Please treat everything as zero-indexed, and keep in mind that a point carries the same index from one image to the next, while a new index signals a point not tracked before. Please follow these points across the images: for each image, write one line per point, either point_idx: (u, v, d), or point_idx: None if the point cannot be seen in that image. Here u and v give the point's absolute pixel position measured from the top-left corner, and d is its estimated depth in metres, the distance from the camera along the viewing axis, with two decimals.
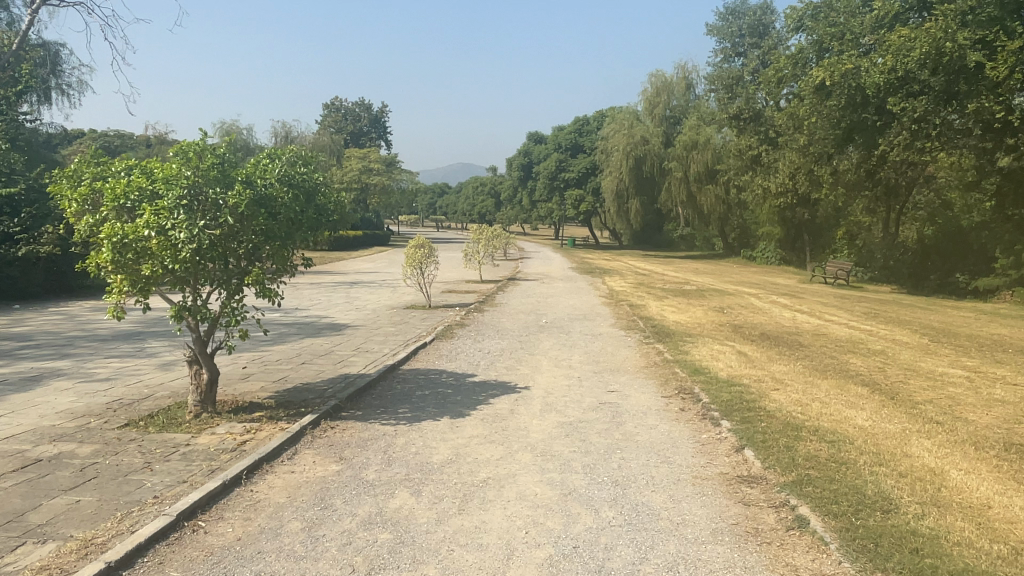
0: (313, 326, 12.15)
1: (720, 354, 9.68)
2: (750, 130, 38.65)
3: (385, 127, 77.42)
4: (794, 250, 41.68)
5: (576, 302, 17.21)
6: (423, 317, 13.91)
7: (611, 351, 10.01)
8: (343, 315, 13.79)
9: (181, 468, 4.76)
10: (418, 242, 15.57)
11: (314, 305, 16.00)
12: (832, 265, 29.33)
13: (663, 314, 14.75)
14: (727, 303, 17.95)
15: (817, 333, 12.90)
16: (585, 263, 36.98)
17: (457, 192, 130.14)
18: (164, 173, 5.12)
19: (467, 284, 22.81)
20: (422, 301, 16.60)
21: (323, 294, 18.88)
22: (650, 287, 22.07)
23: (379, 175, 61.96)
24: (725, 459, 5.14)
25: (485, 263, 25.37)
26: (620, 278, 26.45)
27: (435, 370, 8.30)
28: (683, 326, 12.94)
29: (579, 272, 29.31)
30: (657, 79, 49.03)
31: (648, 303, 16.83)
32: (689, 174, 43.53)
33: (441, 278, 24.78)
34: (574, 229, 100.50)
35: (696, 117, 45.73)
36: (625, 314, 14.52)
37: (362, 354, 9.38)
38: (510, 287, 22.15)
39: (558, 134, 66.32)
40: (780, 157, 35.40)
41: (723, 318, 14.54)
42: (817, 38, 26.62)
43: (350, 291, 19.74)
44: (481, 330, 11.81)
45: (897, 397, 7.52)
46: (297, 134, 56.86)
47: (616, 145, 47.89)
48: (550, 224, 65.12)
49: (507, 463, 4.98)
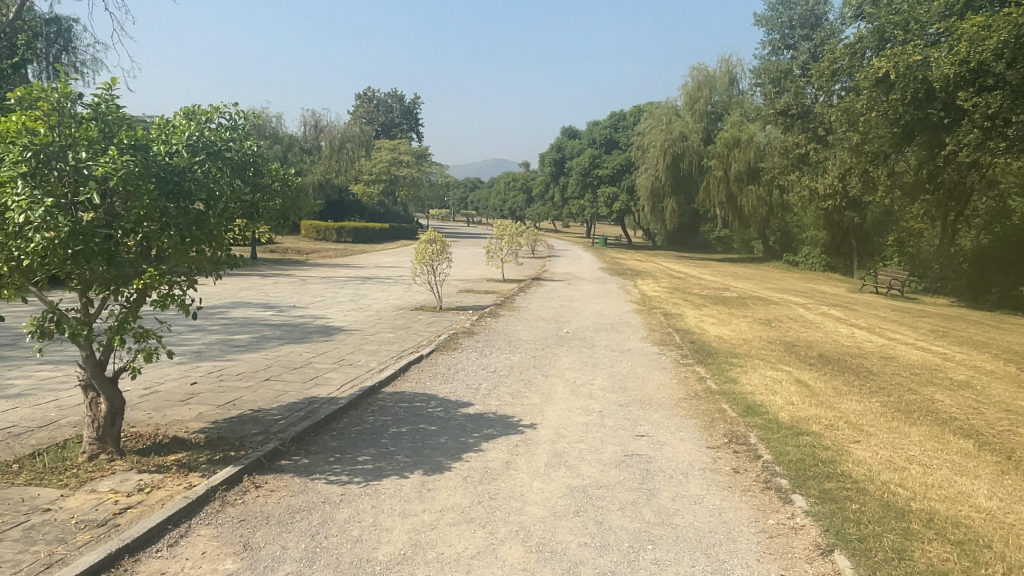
0: (301, 328, 10.71)
1: (776, 384, 7.96)
2: (797, 128, 36.45)
3: (418, 119, 76.41)
4: (839, 256, 39.33)
5: (605, 308, 15.54)
6: (431, 321, 12.40)
7: (642, 374, 8.33)
8: (340, 316, 12.35)
9: (7, 559, 3.25)
10: (427, 236, 14.02)
11: (315, 302, 14.59)
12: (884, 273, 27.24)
13: (702, 326, 13.02)
14: (773, 315, 16.11)
15: (885, 358, 11.06)
16: (617, 264, 35.26)
17: (490, 187, 129.22)
18: (3, 127, 3.59)
19: (487, 284, 21.29)
20: (434, 301, 15.09)
21: (330, 289, 17.53)
22: (686, 293, 20.32)
23: (409, 167, 60.94)
24: (806, 571, 3.49)
25: (510, 261, 23.83)
26: (654, 281, 24.72)
27: (423, 395, 6.73)
28: (727, 343, 11.21)
29: (610, 274, 27.64)
30: (699, 72, 46.76)
31: (685, 312, 15.09)
32: (729, 174, 41.41)
33: (462, 275, 23.32)
34: (608, 228, 98.36)
35: (739, 113, 43.57)
36: (660, 325, 12.80)
37: (344, 368, 7.88)
38: (534, 287, 20.58)
39: (593, 129, 64.50)
40: (831, 156, 33.16)
41: (771, 334, 12.74)
42: (878, 26, 24.41)
43: (361, 287, 18.35)
44: (491, 341, 10.24)
45: (1016, 458, 5.76)
46: (328, 123, 56.15)
47: (653, 141, 45.94)
48: (583, 221, 63.49)
49: (486, 567, 3.39)
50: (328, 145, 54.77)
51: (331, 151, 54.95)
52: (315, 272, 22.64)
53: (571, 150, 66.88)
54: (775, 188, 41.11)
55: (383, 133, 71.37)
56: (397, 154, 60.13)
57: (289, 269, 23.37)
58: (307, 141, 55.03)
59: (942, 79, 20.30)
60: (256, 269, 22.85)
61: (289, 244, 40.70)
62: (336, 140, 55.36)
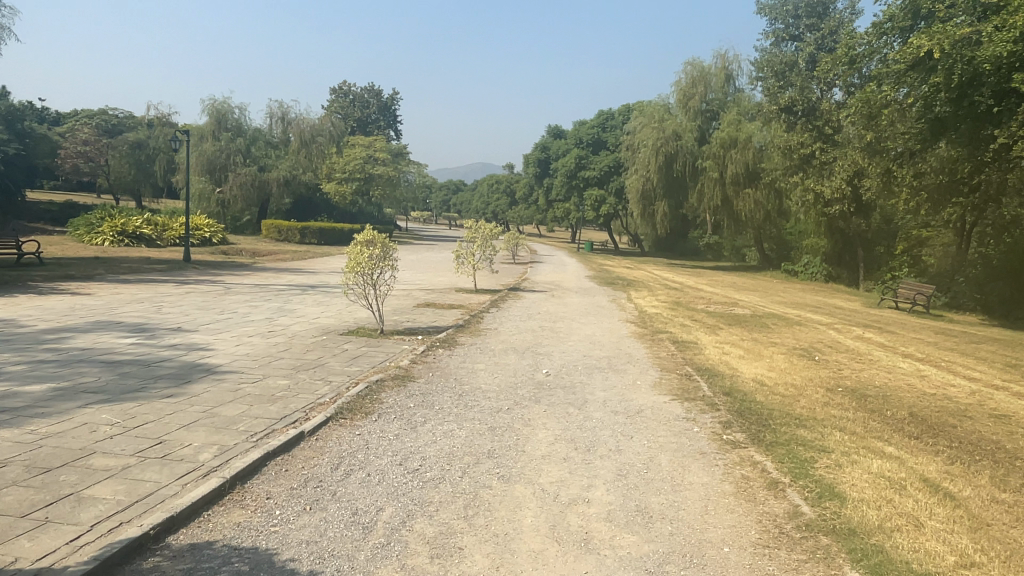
0: (148, 371, 7.14)
1: (905, 497, 4.60)
2: (801, 126, 33.46)
3: (395, 116, 72.88)
4: (842, 265, 36.31)
5: (596, 332, 12.10)
6: (359, 353, 8.89)
7: (673, 473, 4.89)
8: (229, 348, 8.78)
9: None
10: (364, 236, 10.42)
11: (214, 321, 10.96)
12: (903, 286, 24.29)
13: (729, 362, 9.61)
14: (807, 342, 12.75)
15: (1000, 419, 7.72)
16: (607, 270, 32.08)
17: (473, 190, 125.96)
18: None
19: (452, 296, 17.76)
20: (373, 321, 11.53)
21: (252, 302, 13.91)
22: (689, 309, 16.97)
23: (384, 165, 56.17)
24: None
25: (482, 268, 20.34)
26: (648, 293, 21.42)
27: (240, 564, 3.23)
28: (772, 392, 7.86)
29: (598, 284, 24.29)
30: (693, 67, 43.54)
31: (700, 339, 11.69)
32: (725, 176, 38.27)
33: (426, 285, 19.77)
34: (594, 233, 95.33)
35: (736, 111, 40.61)
36: (674, 361, 9.36)
37: (139, 471, 4.36)
38: (507, 301, 17.14)
39: (579, 128, 61.21)
40: (843, 156, 30.23)
41: (824, 376, 9.38)
42: (911, 3, 21.38)
43: (293, 299, 14.79)
44: (432, 392, 6.77)
45: None
46: (296, 116, 52.59)
47: (644, 140, 42.76)
48: (568, 224, 60.17)
49: None
50: (296, 139, 51.10)
51: (299, 145, 51.33)
52: (249, 279, 19.04)
53: (556, 150, 63.61)
54: (773, 192, 38.09)
55: (359, 129, 67.78)
56: (373, 148, 56.67)
57: (219, 275, 19.69)
58: (273, 135, 51.64)
59: (992, 59, 17.20)
60: (182, 274, 19.26)
61: (246, 245, 36.89)
62: (305, 134, 51.79)
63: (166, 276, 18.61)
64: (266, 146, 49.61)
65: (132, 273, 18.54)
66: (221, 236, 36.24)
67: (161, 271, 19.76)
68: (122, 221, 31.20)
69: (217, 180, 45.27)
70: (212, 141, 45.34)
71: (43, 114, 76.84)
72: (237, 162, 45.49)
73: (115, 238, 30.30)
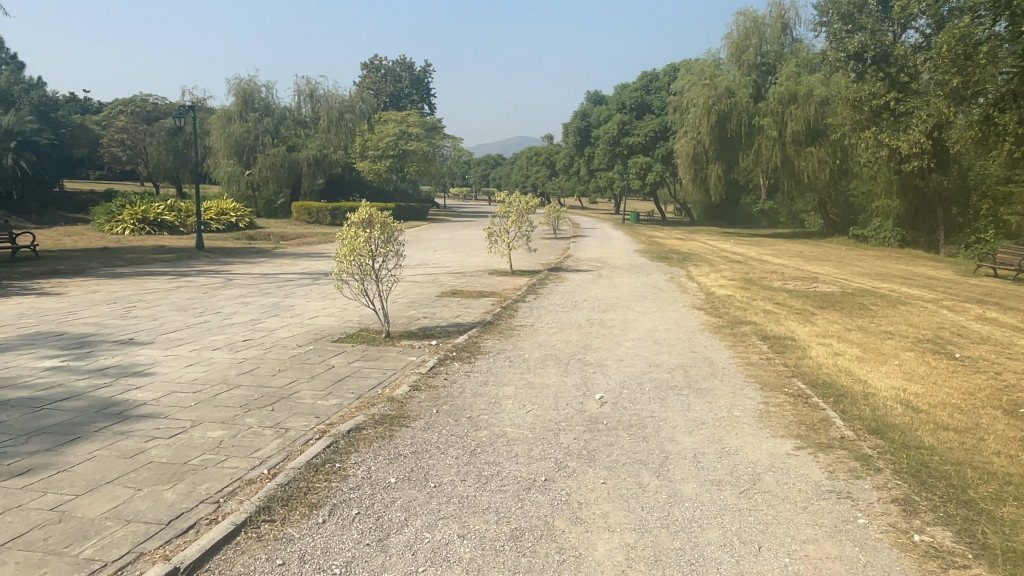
0: (28, 420, 4.98)
1: None
2: (871, 74, 29.89)
3: (429, 89, 70.48)
4: (917, 229, 32.70)
5: (661, 327, 9.57)
6: (347, 372, 6.61)
7: None
8: (176, 371, 6.57)
9: None
10: (359, 216, 8.09)
11: (185, 328, 8.83)
12: (1002, 250, 21.05)
13: (850, 370, 7.03)
14: (928, 331, 9.99)
15: None
16: (657, 244, 29.38)
17: (512, 164, 122.90)
18: None
19: (485, 281, 15.44)
20: (377, 322, 9.20)
21: (247, 298, 11.78)
22: (765, 288, 14.27)
23: (418, 140, 53.80)
24: None
25: (519, 247, 17.86)
26: (710, 269, 18.68)
27: None
28: (936, 423, 5.28)
29: (650, 259, 21.59)
30: (745, 18, 39.84)
31: (797, 333, 9.11)
32: (784, 135, 34.86)
33: (457, 270, 17.42)
34: (639, 203, 91.73)
35: (795, 62, 36.94)
36: (774, 373, 6.84)
37: None
38: (548, 284, 14.69)
39: (621, 92, 57.62)
40: (924, 104, 26.79)
41: (988, 386, 6.72)
42: None
43: (296, 291, 12.62)
44: (428, 451, 4.41)
45: None
46: (325, 93, 50.51)
47: (693, 100, 39.48)
48: (612, 195, 57.16)
49: None
50: (325, 117, 49.14)
51: (328, 123, 49.38)
52: (259, 267, 17.04)
53: (597, 117, 60.40)
54: (839, 149, 34.50)
55: (392, 104, 65.58)
56: (406, 123, 54.49)
57: (230, 264, 17.71)
58: (301, 113, 49.83)
59: None
60: (186, 265, 17.37)
61: (275, 228, 35.15)
62: (334, 111, 49.78)
63: (169, 268, 16.72)
64: (295, 125, 47.78)
65: (134, 266, 16.69)
66: (249, 220, 34.67)
67: (165, 262, 17.93)
68: (144, 208, 29.68)
69: (245, 162, 43.71)
70: (240, 122, 43.64)
71: (84, 105, 77.02)
72: (266, 142, 43.80)
73: (135, 227, 28.81)
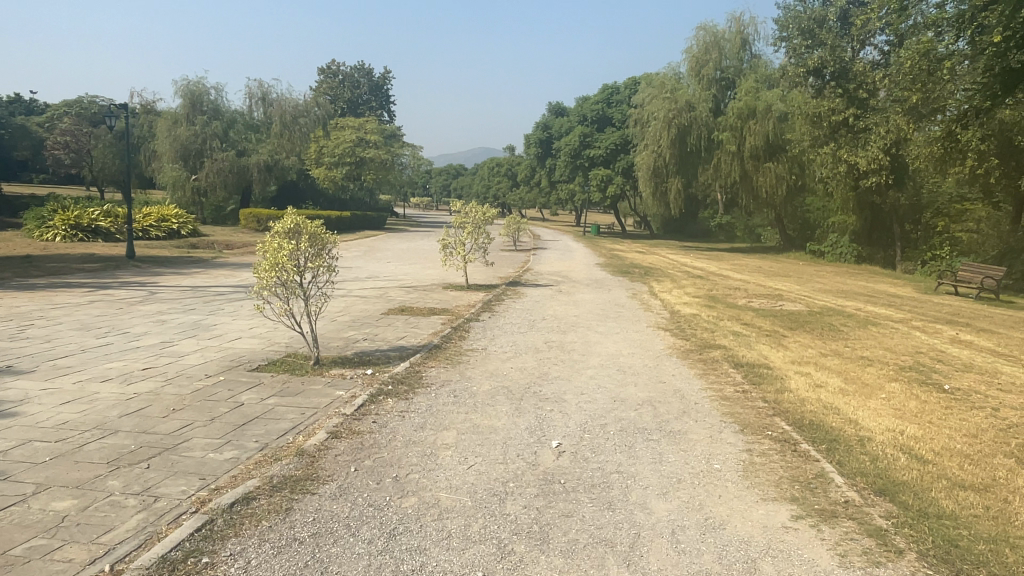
0: None
1: None
2: (831, 91, 29.85)
3: (388, 97, 69.21)
4: (873, 245, 32.74)
5: (624, 352, 8.68)
6: (257, 413, 5.53)
7: None
8: (46, 411, 5.43)
9: None
10: (284, 225, 6.97)
11: (78, 352, 7.60)
12: (962, 269, 20.83)
13: (837, 407, 6.23)
14: (907, 356, 9.30)
15: None
16: (618, 257, 28.72)
17: (473, 174, 122.02)
18: None
19: (436, 296, 14.41)
20: (305, 347, 8.10)
21: (165, 315, 10.52)
22: (731, 307, 13.55)
23: (376, 148, 52.54)
24: None
25: (474, 260, 16.86)
26: (673, 285, 17.94)
27: None
28: (951, 481, 4.47)
29: (610, 274, 20.82)
30: (705, 32, 39.76)
31: (772, 359, 8.32)
32: (744, 149, 34.67)
33: (407, 284, 16.33)
34: (599, 216, 91.67)
35: (755, 78, 36.87)
36: (754, 410, 5.97)
37: None
38: (503, 301, 13.71)
39: (582, 104, 57.21)
40: (883, 121, 26.72)
41: (990, 426, 5.97)
42: None
43: (224, 308, 11.40)
44: (331, 533, 3.39)
45: None
46: (278, 97, 48.91)
47: (654, 112, 39.14)
48: (572, 207, 56.65)
49: None
50: (277, 122, 47.46)
51: (281, 128, 47.73)
52: (191, 279, 15.72)
53: (557, 128, 59.93)
54: (797, 165, 34.46)
55: (350, 111, 64.14)
56: (363, 131, 53.15)
57: (159, 275, 16.31)
58: (253, 117, 48.09)
59: None
60: (111, 275, 15.95)
61: (221, 237, 33.49)
62: (287, 116, 48.19)
63: (90, 279, 15.27)
64: (246, 129, 46.03)
65: (50, 277, 15.18)
66: (193, 227, 32.97)
67: (89, 272, 16.45)
68: (77, 213, 27.84)
69: (192, 167, 41.89)
70: (186, 126, 41.79)
71: (27, 106, 73.76)
72: (214, 146, 42.01)
73: (66, 233, 26.96)
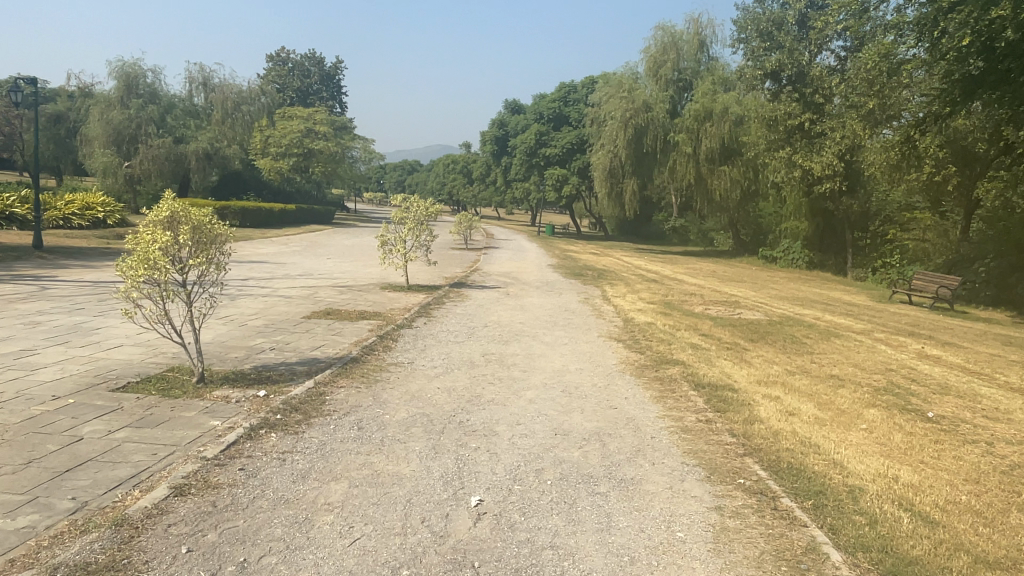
0: None
1: None
2: (787, 95, 29.53)
3: (339, 88, 67.31)
4: (824, 251, 32.55)
5: (569, 368, 7.61)
6: (93, 454, 4.26)
7: None
8: None
9: None
10: (158, 213, 5.71)
11: None
12: (916, 278, 20.46)
13: (815, 443, 5.27)
14: (877, 376, 8.45)
15: None
16: (571, 258, 27.80)
17: (428, 171, 120.35)
18: None
19: (371, 297, 13.15)
20: (192, 361, 6.78)
21: (42, 315, 9.00)
22: (688, 314, 12.63)
23: (325, 140, 51.29)
24: None
25: (415, 259, 15.63)
26: (627, 289, 17.03)
27: None
28: (971, 555, 3.52)
29: (562, 276, 19.82)
30: (663, 32, 39.27)
31: (734, 378, 7.34)
32: (699, 152, 34.21)
33: (342, 283, 15.02)
34: (555, 216, 91.01)
35: (712, 80, 36.47)
36: (721, 448, 4.96)
37: None
38: (443, 304, 12.53)
39: (539, 101, 56.30)
40: (838, 126, 26.42)
41: (990, 468, 5.08)
42: None
43: (119, 308, 9.91)
44: None
45: None
46: (221, 82, 46.59)
47: (610, 112, 38.41)
48: (527, 206, 55.73)
49: None
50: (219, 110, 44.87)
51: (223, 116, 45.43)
52: (97, 273, 14.09)
53: (513, 125, 58.88)
54: (751, 169, 34.15)
55: (299, 100, 62.03)
56: (312, 121, 51.56)
57: (62, 268, 14.58)
58: (193, 103, 45.70)
59: None
60: (5, 268, 14.18)
61: None
62: (229, 103, 45.89)
63: None
64: (184, 115, 43.65)
65: None
66: (121, 216, 30.83)
67: None
68: None
69: (126, 153, 39.24)
70: (120, 109, 39.29)
71: None
72: (150, 132, 39.56)
73: None
